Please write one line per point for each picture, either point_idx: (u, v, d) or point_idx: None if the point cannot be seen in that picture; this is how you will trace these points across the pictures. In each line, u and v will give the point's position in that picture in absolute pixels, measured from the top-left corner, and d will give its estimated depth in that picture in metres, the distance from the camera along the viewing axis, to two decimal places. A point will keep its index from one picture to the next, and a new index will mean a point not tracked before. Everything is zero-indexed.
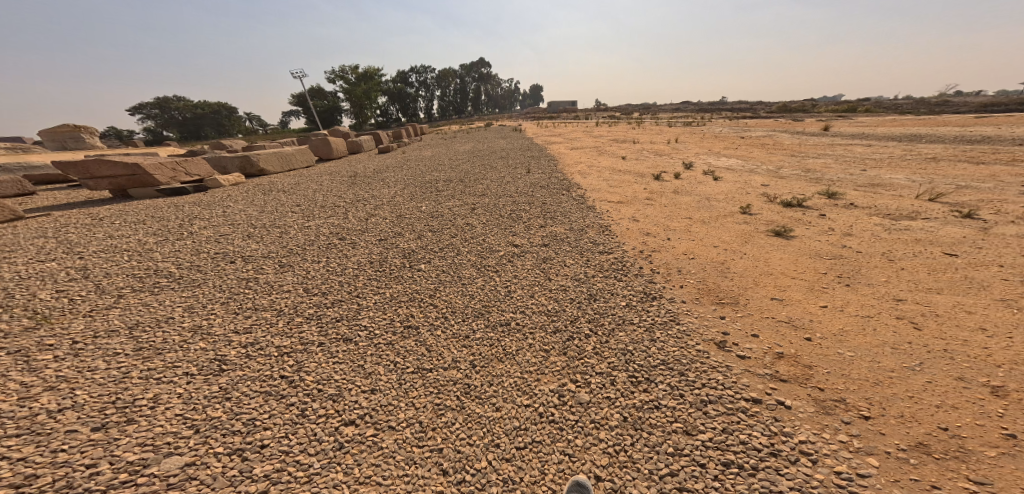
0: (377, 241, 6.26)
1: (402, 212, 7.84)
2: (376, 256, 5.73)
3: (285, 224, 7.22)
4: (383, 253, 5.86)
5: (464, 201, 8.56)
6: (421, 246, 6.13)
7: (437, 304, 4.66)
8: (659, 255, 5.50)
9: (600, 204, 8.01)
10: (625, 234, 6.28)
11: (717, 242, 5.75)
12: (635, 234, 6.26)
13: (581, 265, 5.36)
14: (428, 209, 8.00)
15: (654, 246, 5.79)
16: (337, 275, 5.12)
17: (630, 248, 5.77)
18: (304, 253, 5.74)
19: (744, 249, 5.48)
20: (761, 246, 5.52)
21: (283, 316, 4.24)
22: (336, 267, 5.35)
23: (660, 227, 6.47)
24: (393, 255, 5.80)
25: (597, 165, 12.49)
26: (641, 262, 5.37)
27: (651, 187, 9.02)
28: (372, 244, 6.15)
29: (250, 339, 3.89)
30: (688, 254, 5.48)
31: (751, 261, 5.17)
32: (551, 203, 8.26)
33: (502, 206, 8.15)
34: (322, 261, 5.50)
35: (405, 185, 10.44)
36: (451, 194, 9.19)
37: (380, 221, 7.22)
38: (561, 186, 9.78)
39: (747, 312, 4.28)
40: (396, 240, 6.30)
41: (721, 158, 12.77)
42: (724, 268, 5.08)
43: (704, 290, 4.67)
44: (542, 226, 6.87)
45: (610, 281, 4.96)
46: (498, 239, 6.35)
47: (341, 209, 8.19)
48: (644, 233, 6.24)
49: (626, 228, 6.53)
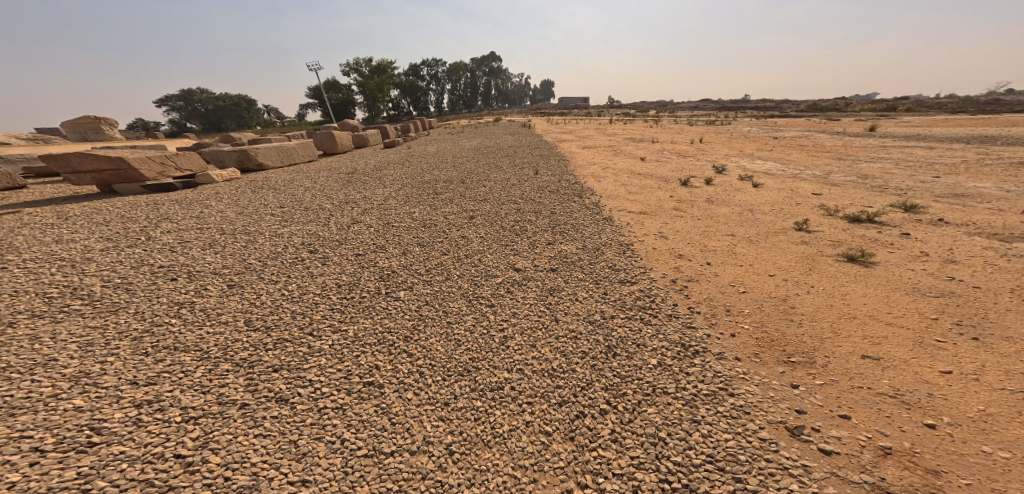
0: (352, 257, 5.27)
1: (391, 219, 6.83)
2: (346, 277, 4.74)
3: (256, 229, 6.28)
4: (356, 273, 4.86)
5: (463, 208, 7.49)
6: (402, 265, 5.10)
7: (410, 352, 3.63)
8: (697, 287, 4.34)
9: (620, 215, 6.85)
10: (652, 255, 5.13)
11: (772, 269, 4.55)
12: (664, 255, 5.10)
13: (597, 301, 4.25)
14: (420, 217, 6.98)
15: (690, 273, 4.63)
16: (294, 305, 4.16)
17: (659, 276, 4.62)
18: (261, 271, 4.81)
19: (810, 281, 4.26)
20: (831, 277, 4.28)
21: (205, 364, 3.30)
22: (295, 293, 4.38)
23: (695, 246, 5.28)
24: (369, 276, 4.80)
25: (615, 167, 11.29)
26: (674, 297, 4.23)
27: (679, 195, 7.81)
28: (345, 260, 5.16)
29: (150, 395, 2.95)
30: (736, 286, 4.30)
31: (823, 299, 3.95)
32: (561, 213, 7.13)
33: (505, 215, 7.08)
34: (279, 283, 4.55)
35: (402, 187, 9.42)
36: (451, 198, 8.15)
37: (362, 230, 6.22)
38: (575, 191, 8.64)
39: (828, 378, 3.06)
40: (374, 256, 5.30)
41: (757, 161, 11.38)
42: (786, 309, 3.88)
43: (764, 342, 3.50)
44: (549, 243, 5.78)
45: (635, 326, 3.84)
46: (496, 260, 5.28)
47: (324, 214, 7.23)
48: (675, 255, 5.08)
49: (652, 247, 5.38)
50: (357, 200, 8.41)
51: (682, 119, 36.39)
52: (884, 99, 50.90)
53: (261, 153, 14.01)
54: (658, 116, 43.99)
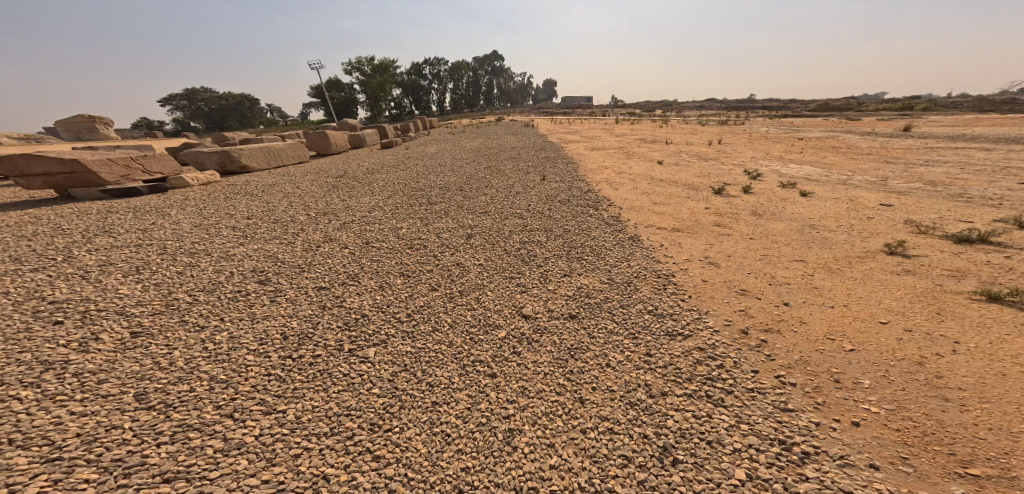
0: (307, 292, 4.15)
1: (370, 237, 5.68)
2: (288, 325, 3.62)
3: (205, 248, 5.13)
4: (305, 319, 3.74)
5: (458, 223, 6.36)
6: (375, 307, 3.98)
7: (376, 453, 2.55)
8: (782, 340, 3.41)
9: (650, 233, 5.68)
10: (704, 291, 4.18)
11: (880, 311, 3.52)
12: (725, 291, 4.16)
13: (637, 371, 3.24)
14: (403, 234, 5.85)
15: (766, 321, 3.70)
16: (212, 367, 3.09)
17: (722, 327, 3.70)
18: (174, 311, 3.67)
19: (951, 334, 3.14)
20: (981, 327, 3.14)
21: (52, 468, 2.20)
22: (214, 347, 3.28)
23: (761, 277, 4.30)
24: (328, 323, 3.70)
25: (631, 172, 10.11)
26: (750, 355, 3.35)
27: (715, 206, 6.65)
28: (298, 296, 4.06)
29: None
30: (836, 340, 3.34)
31: (984, 365, 2.82)
32: (577, 230, 5.97)
33: (508, 233, 5.94)
34: (204, 332, 3.43)
35: (391, 195, 8.27)
36: (445, 210, 7.01)
37: (326, 253, 5.06)
38: (590, 202, 7.48)
39: None
40: (344, 291, 4.21)
41: (790, 165, 10.16)
42: (932, 381, 2.78)
43: (916, 439, 2.43)
44: (565, 275, 4.62)
45: (694, 415, 2.84)
46: (499, 300, 4.15)
47: (291, 228, 6.13)
48: (739, 292, 4.12)
49: (704, 279, 4.39)
50: (338, 209, 7.23)
51: (691, 118, 35.08)
52: (897, 99, 49.46)
53: (245, 155, 12.90)
54: (665, 116, 42.68)
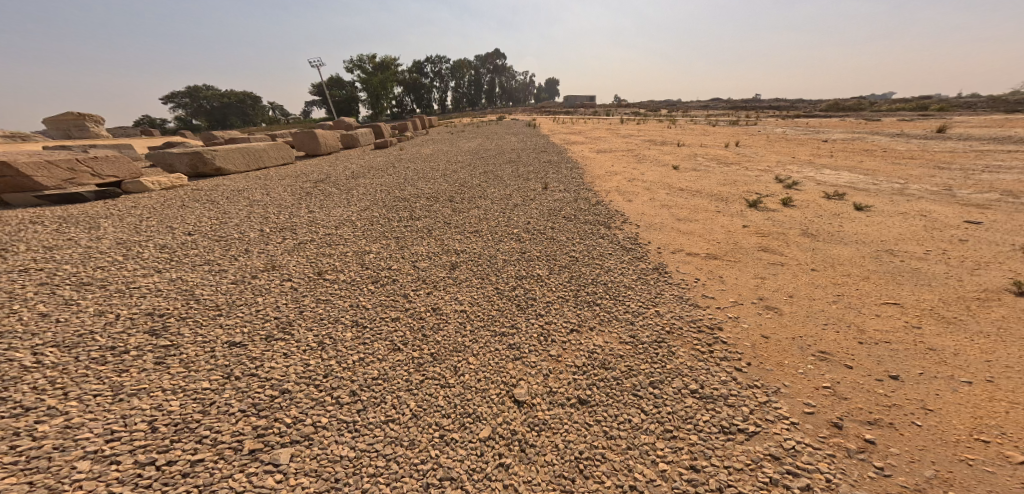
0: (205, 349, 3.23)
1: (325, 266, 4.55)
2: (153, 407, 2.65)
3: (108, 276, 4.04)
4: (182, 397, 2.77)
5: (442, 245, 5.25)
6: (294, 382, 3.04)
7: None
8: (898, 443, 2.36)
9: (679, 265, 4.59)
10: (768, 355, 3.19)
11: None
12: (796, 353, 3.16)
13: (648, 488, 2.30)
14: (370, 259, 4.76)
15: (869, 402, 2.66)
16: (8, 485, 2.05)
17: (802, 409, 2.71)
18: None
19: None
20: None
21: None
22: (26, 446, 2.27)
23: (843, 327, 3.32)
24: (228, 402, 2.79)
25: (645, 178, 8.95)
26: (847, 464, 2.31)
27: (752, 223, 5.57)
28: (197, 358, 3.13)
29: None
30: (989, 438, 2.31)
31: None
32: (586, 260, 4.88)
33: (501, 261, 4.84)
34: (24, 419, 2.42)
35: (369, 205, 7.13)
36: (429, 226, 5.92)
37: (253, 289, 4.07)
38: (600, 216, 6.38)
39: None
40: (264, 352, 3.29)
41: (826, 170, 9.02)
42: None
43: None
44: (570, 332, 3.62)
45: None
46: (484, 373, 3.16)
47: (233, 249, 5.04)
48: (818, 357, 3.09)
49: (762, 336, 3.39)
50: (299, 223, 6.10)
51: (697, 119, 33.94)
52: (909, 100, 48.33)
53: (221, 155, 11.62)
54: (672, 116, 41.40)
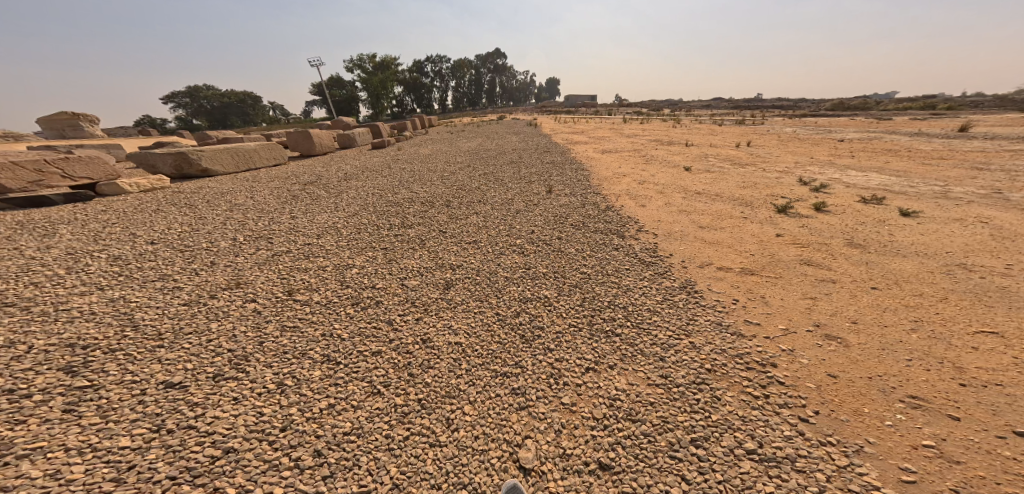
0: (132, 392, 2.72)
1: (296, 286, 4.02)
2: (46, 475, 2.10)
3: (37, 298, 3.51)
4: (88, 461, 2.21)
5: (436, 258, 4.66)
6: (240, 438, 2.47)
7: None
8: None
9: (709, 284, 4.06)
10: (846, 400, 2.75)
11: None
12: (880, 399, 2.70)
13: None
14: (348, 277, 4.19)
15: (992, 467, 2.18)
16: None
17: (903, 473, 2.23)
18: None
19: None
20: None
21: None
22: None
23: (933, 364, 2.86)
24: (149, 463, 2.25)
25: (657, 180, 8.38)
26: None
27: (783, 232, 5.01)
28: (118, 404, 2.61)
29: None
30: None
31: None
32: (598, 277, 4.31)
33: (501, 279, 4.26)
34: None
35: (358, 210, 6.55)
36: (424, 235, 5.35)
37: (206, 312, 3.57)
38: (613, 223, 5.80)
39: None
40: (208, 396, 2.76)
41: (852, 170, 8.43)
42: None
43: None
44: (586, 371, 3.11)
45: None
46: (482, 427, 2.63)
47: (199, 261, 4.46)
48: (910, 404, 2.63)
49: (828, 374, 2.97)
50: (279, 230, 5.52)
51: (701, 117, 33.26)
52: (916, 98, 47.70)
53: (207, 155, 10.89)
54: (675, 115, 40.71)
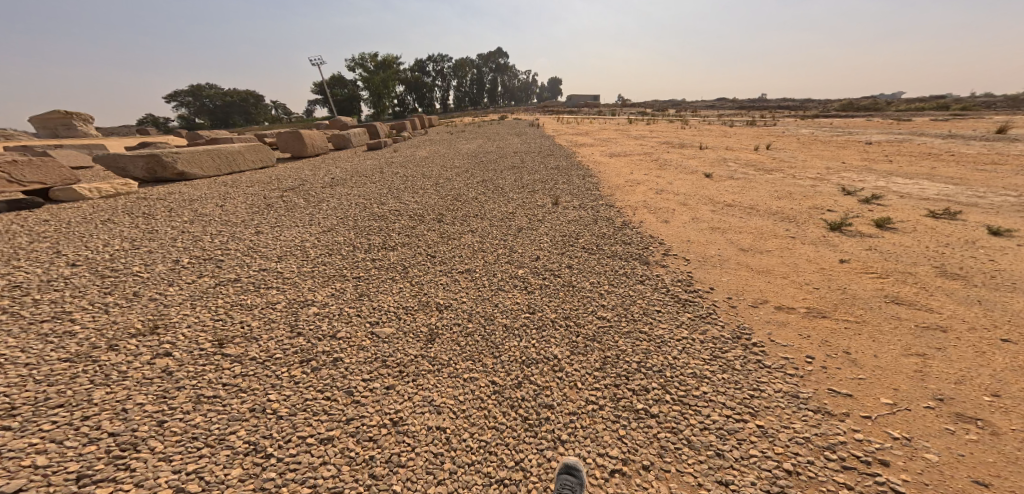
0: None
1: (225, 335, 3.17)
2: None
3: None
4: None
5: (420, 295, 3.90)
6: None
7: None
8: None
9: (769, 332, 3.40)
10: None
11: None
12: None
13: None
14: (294, 322, 3.39)
15: None
16: None
17: None
18: None
19: None
20: None
21: None
22: None
23: None
24: None
25: (677, 188, 7.55)
26: None
27: (845, 258, 4.18)
28: None
29: None
30: None
31: None
32: (619, 325, 3.45)
33: (495, 329, 3.42)
34: None
35: (338, 223, 5.71)
36: (411, 260, 4.54)
37: (93, 373, 2.66)
38: (636, 243, 4.94)
39: None
40: None
41: (898, 177, 7.56)
42: None
43: None
44: (611, 477, 2.24)
45: None
46: None
47: (124, 291, 3.58)
48: None
49: (974, 481, 2.07)
50: (240, 249, 4.68)
51: (706, 118, 32.60)
52: (927, 99, 46.68)
53: (183, 159, 9.94)
54: (683, 114, 39.62)
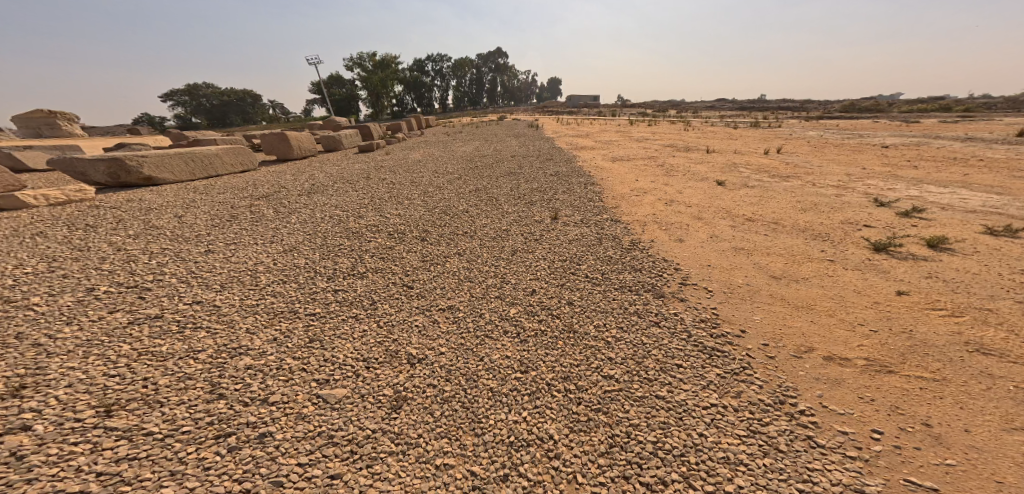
0: None
1: (115, 400, 2.47)
2: None
3: None
4: None
5: (387, 341, 3.20)
6: None
7: None
8: None
9: (820, 394, 2.68)
10: None
11: None
12: None
13: None
14: (216, 380, 2.74)
15: None
16: None
17: None
18: None
19: None
20: None
21: None
22: None
23: None
24: None
25: (688, 197, 6.88)
26: None
27: (901, 291, 3.48)
28: None
29: None
30: None
31: None
32: (630, 389, 2.80)
33: (478, 393, 2.73)
34: None
35: (302, 240, 5.00)
36: (381, 292, 3.84)
37: None
38: (646, 269, 4.27)
39: None
40: None
41: (932, 184, 6.86)
42: None
43: None
44: None
45: None
46: None
47: (8, 332, 2.86)
48: None
49: None
50: (179, 273, 3.97)
51: (707, 119, 32.14)
52: (930, 100, 46.14)
53: (152, 162, 9.18)
54: (685, 115, 38.90)
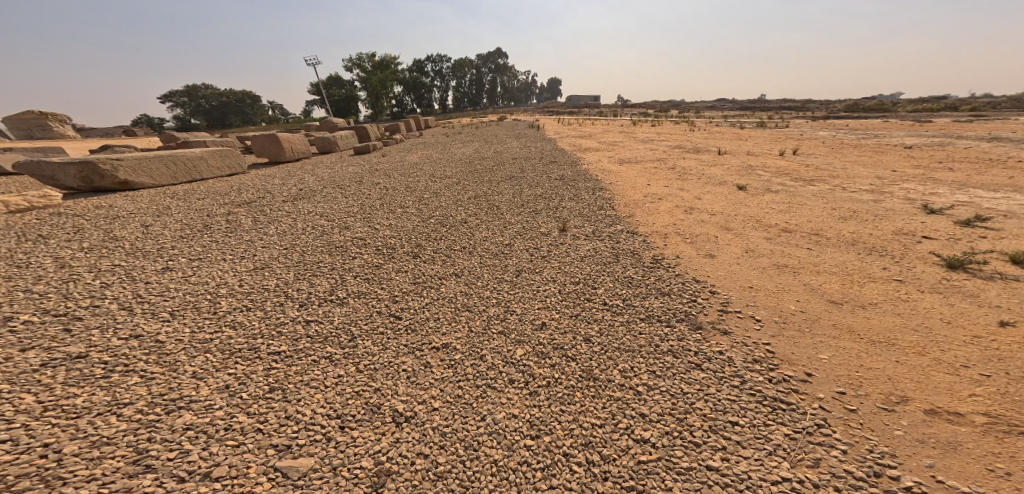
0: None
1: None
2: None
3: None
4: None
5: (368, 391, 2.57)
6: None
7: None
8: None
9: (930, 464, 2.03)
10: None
11: None
12: None
13: None
14: (143, 446, 2.10)
15: None
16: None
17: None
18: None
19: None
20: None
21: None
22: None
23: None
24: None
25: (708, 204, 6.28)
26: None
27: (998, 323, 2.85)
28: None
29: None
30: None
31: None
32: (673, 458, 2.17)
33: (480, 468, 2.10)
34: None
35: (276, 255, 4.37)
36: (362, 324, 3.20)
37: None
38: (675, 293, 3.64)
39: None
40: None
41: (978, 188, 6.24)
42: None
43: None
44: None
45: None
46: None
47: None
48: None
49: None
50: (123, 300, 3.35)
51: (710, 119, 31.60)
52: (935, 100, 45.63)
53: (128, 166, 8.54)
54: (686, 115, 38.41)
